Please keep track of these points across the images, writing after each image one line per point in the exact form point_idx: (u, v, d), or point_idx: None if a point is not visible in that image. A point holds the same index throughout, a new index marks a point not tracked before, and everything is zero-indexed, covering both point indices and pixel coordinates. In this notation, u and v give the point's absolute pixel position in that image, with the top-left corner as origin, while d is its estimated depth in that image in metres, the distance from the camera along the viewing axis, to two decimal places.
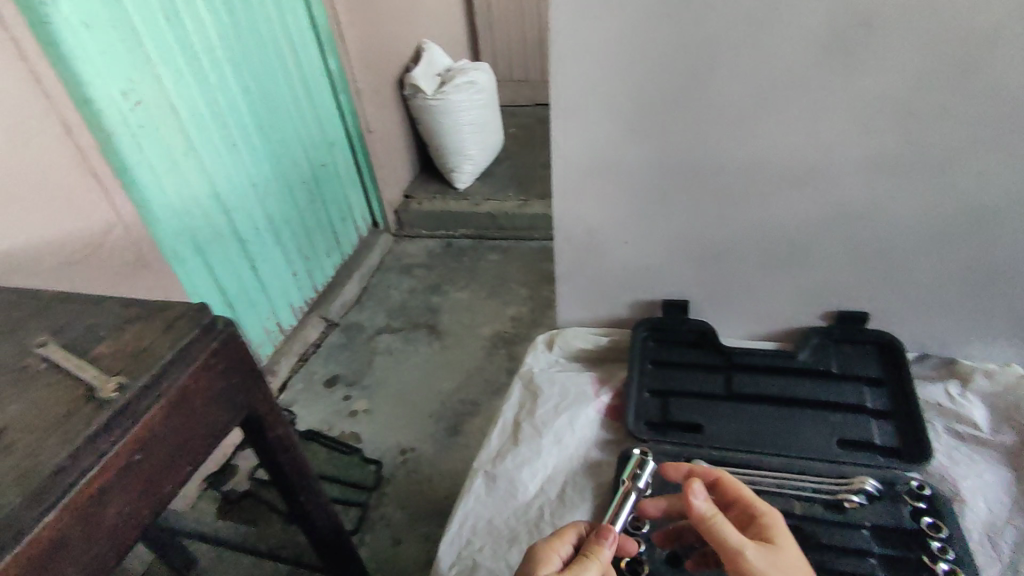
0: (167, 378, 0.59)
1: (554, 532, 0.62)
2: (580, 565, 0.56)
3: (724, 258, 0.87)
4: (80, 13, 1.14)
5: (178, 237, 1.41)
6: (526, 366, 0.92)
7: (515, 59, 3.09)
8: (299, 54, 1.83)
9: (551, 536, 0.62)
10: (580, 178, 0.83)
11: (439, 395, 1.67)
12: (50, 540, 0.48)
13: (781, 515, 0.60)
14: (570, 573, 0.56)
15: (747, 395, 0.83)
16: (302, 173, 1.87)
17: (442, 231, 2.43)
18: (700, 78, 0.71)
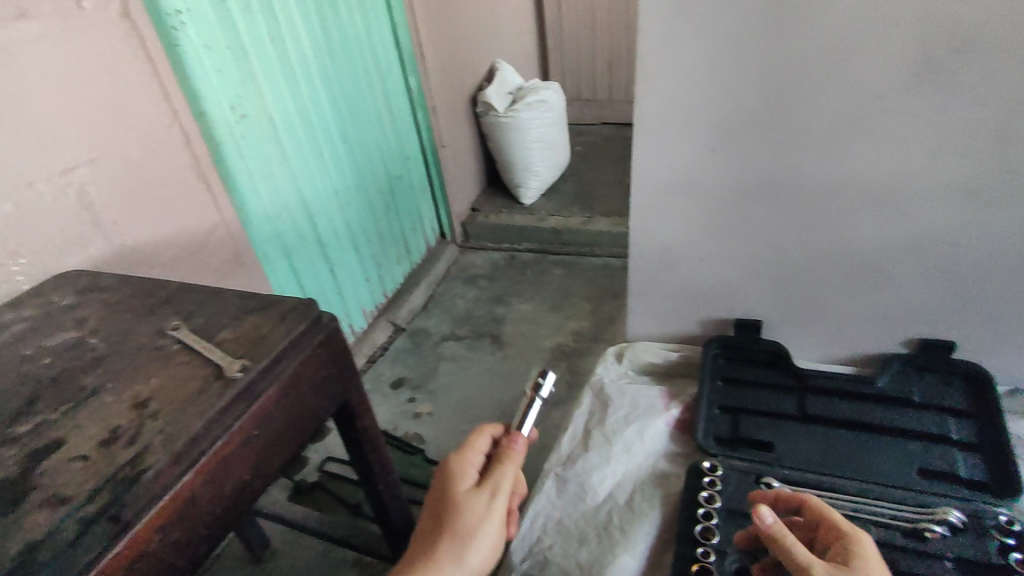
0: (282, 363, 0.66)
1: (465, 445, 0.71)
2: (495, 476, 0.68)
3: (801, 280, 0.87)
4: (202, 35, 1.27)
5: (269, 239, 1.53)
6: (596, 376, 0.96)
7: (584, 79, 3.14)
8: (384, 73, 1.95)
9: (464, 448, 0.72)
10: (658, 196, 0.87)
11: (501, 403, 1.72)
12: (184, 499, 0.55)
13: (869, 541, 0.56)
14: (487, 484, 0.68)
15: (821, 416, 0.82)
16: (380, 184, 1.98)
17: (506, 244, 2.49)
18: (785, 101, 0.73)
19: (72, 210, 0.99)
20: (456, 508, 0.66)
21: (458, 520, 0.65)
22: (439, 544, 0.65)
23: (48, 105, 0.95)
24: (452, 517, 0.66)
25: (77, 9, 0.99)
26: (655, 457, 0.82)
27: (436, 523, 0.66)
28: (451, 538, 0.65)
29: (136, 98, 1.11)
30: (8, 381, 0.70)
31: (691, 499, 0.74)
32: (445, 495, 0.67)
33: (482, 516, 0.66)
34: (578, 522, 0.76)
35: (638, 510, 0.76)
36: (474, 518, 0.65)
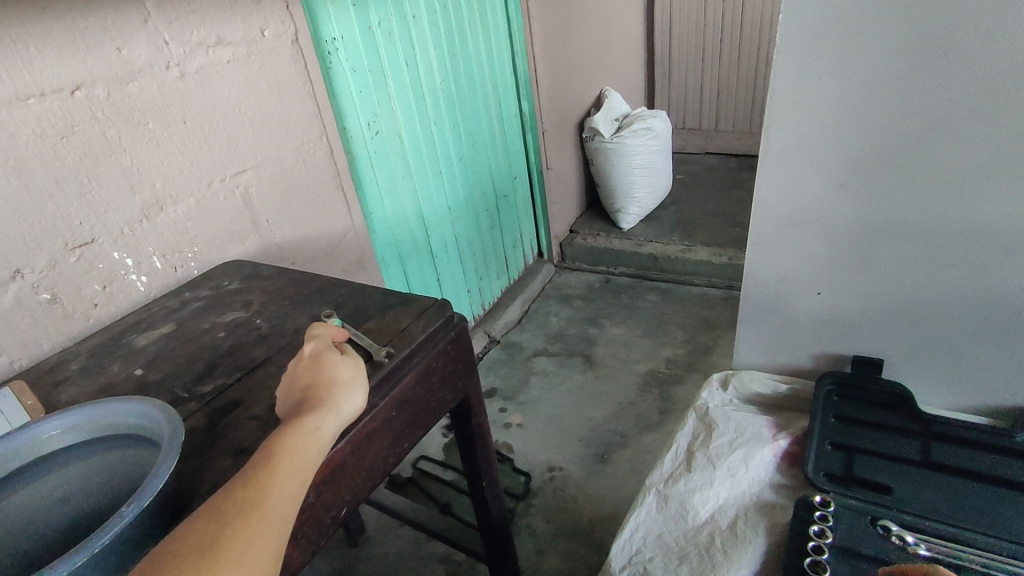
0: (419, 354, 0.74)
1: (310, 342, 0.64)
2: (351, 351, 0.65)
3: (932, 321, 0.84)
4: (351, 60, 1.42)
5: (388, 245, 1.65)
6: (700, 400, 0.96)
7: (691, 107, 3.12)
8: (500, 98, 2.06)
9: (308, 348, 0.64)
10: (780, 227, 0.87)
11: (590, 422, 1.74)
12: (335, 463, 0.63)
13: None
14: (348, 354, 0.63)
15: (946, 464, 0.78)
16: (487, 202, 2.08)
17: (602, 267, 2.52)
18: (925, 140, 0.73)
19: (238, 208, 1.14)
20: (333, 363, 0.61)
21: (340, 367, 0.61)
22: (331, 387, 0.59)
23: (230, 117, 1.10)
24: (331, 370, 0.60)
25: (260, 37, 1.15)
26: (761, 486, 0.81)
27: (313, 383, 0.59)
28: (342, 381, 0.59)
29: (297, 114, 1.26)
30: (190, 348, 0.81)
31: (801, 531, 0.73)
32: (314, 362, 0.62)
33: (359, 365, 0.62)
34: (678, 539, 0.77)
35: (741, 535, 0.76)
36: (352, 369, 0.61)
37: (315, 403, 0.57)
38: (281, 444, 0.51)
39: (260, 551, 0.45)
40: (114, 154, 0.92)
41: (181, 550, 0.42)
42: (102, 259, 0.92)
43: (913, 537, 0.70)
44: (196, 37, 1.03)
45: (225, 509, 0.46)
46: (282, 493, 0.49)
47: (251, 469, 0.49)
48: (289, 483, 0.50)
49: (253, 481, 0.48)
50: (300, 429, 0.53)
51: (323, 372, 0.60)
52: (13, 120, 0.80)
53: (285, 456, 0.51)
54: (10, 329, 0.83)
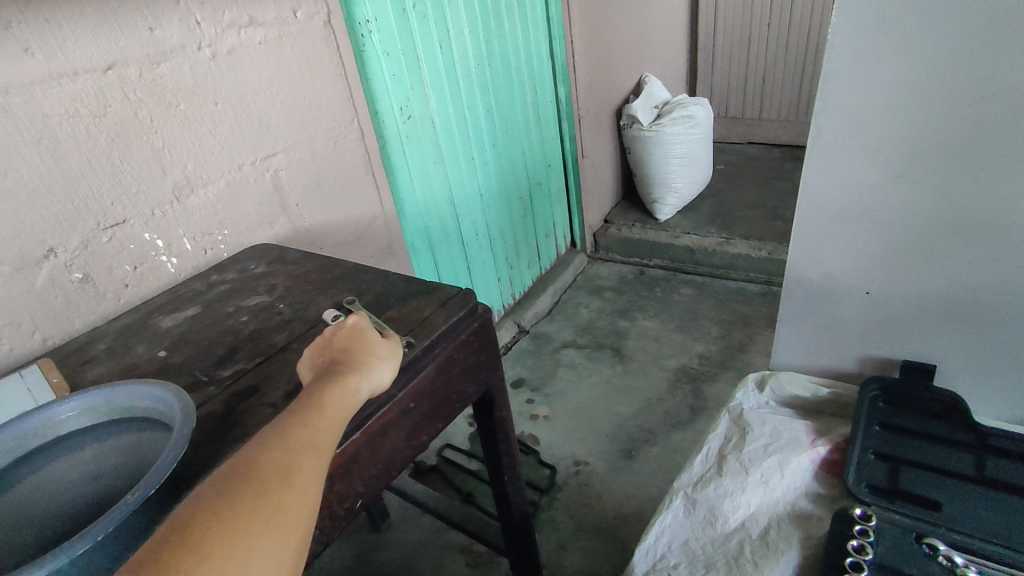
0: (441, 345, 0.72)
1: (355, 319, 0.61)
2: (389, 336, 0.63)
3: (995, 326, 0.77)
4: (384, 43, 1.40)
5: (418, 232, 1.64)
6: (734, 401, 0.91)
7: (734, 95, 3.01)
8: (536, 83, 2.01)
9: (351, 322, 0.61)
10: (826, 221, 0.82)
11: (617, 417, 1.70)
12: (349, 455, 0.61)
13: None
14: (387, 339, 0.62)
15: (1005, 482, 0.72)
16: (520, 189, 2.05)
17: (636, 258, 2.46)
18: (999, 128, 0.66)
19: (267, 192, 1.14)
20: (372, 341, 0.59)
21: (380, 344, 0.60)
22: (366, 358, 0.57)
23: (260, 100, 1.09)
24: (370, 346, 0.59)
25: (292, 18, 1.14)
26: (796, 495, 0.76)
27: (352, 350, 0.58)
28: (381, 355, 0.59)
29: (328, 97, 1.25)
30: (214, 330, 0.81)
31: (838, 546, 0.68)
32: (356, 332, 0.60)
33: (398, 348, 0.61)
34: (705, 547, 0.74)
35: (773, 546, 0.71)
36: (387, 350, 0.60)
37: (352, 368, 0.55)
38: (327, 396, 0.51)
39: (316, 486, 0.46)
40: (145, 134, 0.92)
41: (257, 473, 0.43)
42: (133, 239, 0.93)
43: (961, 558, 0.64)
44: (228, 19, 1.02)
45: (291, 441, 0.46)
46: (330, 440, 0.49)
47: (302, 411, 0.49)
48: (335, 432, 0.50)
49: (309, 422, 0.48)
50: (340, 387, 0.53)
51: (364, 342, 0.59)
52: (47, 100, 0.81)
53: (332, 407, 0.51)
54: (44, 308, 0.85)
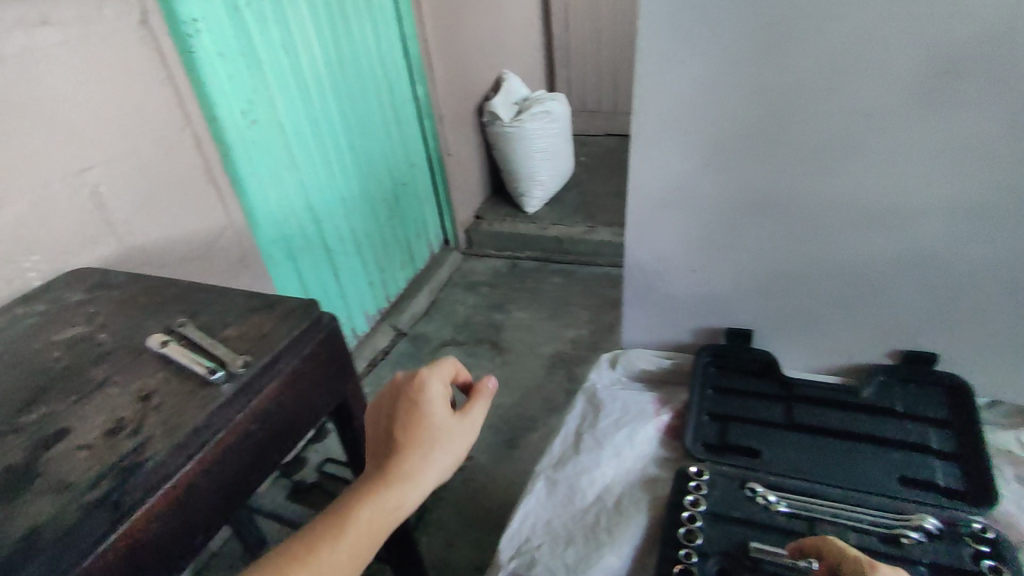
0: (284, 359, 0.69)
1: (425, 392, 0.61)
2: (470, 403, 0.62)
3: (793, 291, 0.87)
4: (218, 44, 1.30)
5: (275, 241, 1.55)
6: (589, 381, 0.97)
7: (589, 91, 3.17)
8: (392, 82, 1.99)
9: (421, 394, 0.61)
10: (652, 208, 0.88)
11: (498, 408, 1.75)
12: (184, 488, 0.57)
13: None
14: (461, 416, 0.61)
15: (807, 425, 0.82)
16: (385, 190, 2.01)
17: (508, 251, 2.52)
18: (778, 119, 0.75)
19: (87, 210, 1.02)
20: (434, 429, 0.59)
21: (444, 434, 0.59)
22: (418, 459, 0.58)
23: (66, 108, 0.97)
24: (430, 434, 0.59)
25: (98, 16, 1.02)
26: (644, 461, 0.84)
27: (408, 440, 0.58)
28: (439, 444, 0.59)
29: (151, 102, 1.13)
30: (17, 371, 0.72)
31: (678, 502, 0.76)
32: (422, 404, 0.60)
33: (470, 426, 0.61)
34: (567, 523, 0.78)
35: (625, 511, 0.78)
36: (451, 439, 0.60)
37: (397, 476, 0.57)
38: (358, 511, 0.55)
39: None
40: None
41: None
42: None
43: (774, 496, 0.74)
44: (14, 14, 0.89)
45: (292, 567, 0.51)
46: (344, 559, 0.53)
47: (328, 528, 0.54)
48: (354, 546, 0.54)
49: (325, 543, 0.53)
50: (376, 501, 0.55)
51: (423, 425, 0.59)
52: None
53: (360, 523, 0.55)
54: None
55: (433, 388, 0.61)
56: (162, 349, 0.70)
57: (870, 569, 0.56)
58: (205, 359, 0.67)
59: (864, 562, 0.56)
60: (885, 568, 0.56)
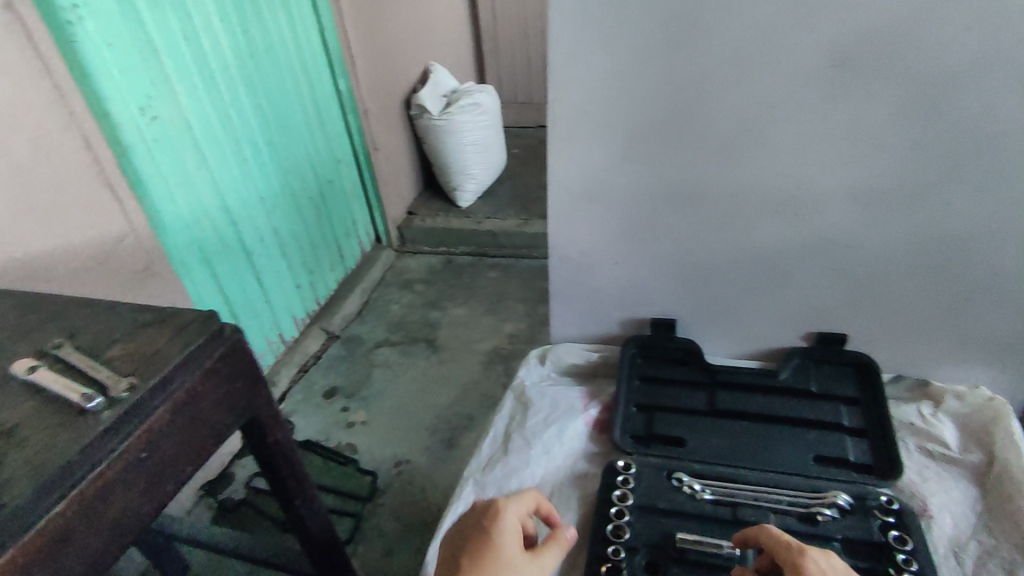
0: (177, 379, 0.63)
1: (501, 522, 0.63)
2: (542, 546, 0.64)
3: (712, 280, 0.88)
4: (105, 33, 1.19)
5: (187, 246, 1.44)
6: (518, 379, 0.95)
7: (519, 82, 3.15)
8: (311, 74, 1.89)
9: (497, 522, 0.63)
10: (572, 202, 0.87)
11: (435, 409, 1.73)
12: (55, 533, 0.51)
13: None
14: (531, 557, 0.62)
15: (729, 410, 0.83)
16: (308, 188, 1.92)
17: (442, 247, 2.47)
18: (689, 111, 0.75)
19: None
20: (503, 565, 0.60)
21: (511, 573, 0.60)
22: None
23: None
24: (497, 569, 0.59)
25: None
26: (573, 458, 0.83)
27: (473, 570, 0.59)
28: None
29: (25, 99, 1.02)
30: None
31: (606, 498, 0.75)
32: (496, 533, 0.62)
33: (543, 571, 0.63)
34: None
35: (554, 511, 0.77)
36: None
37: None
38: None
39: None
40: None
41: None
42: None
43: (699, 485, 0.75)
44: None
45: None
46: None
47: None
48: None
49: None
50: None
51: (491, 561, 0.60)
52: None
53: None
54: None
55: (510, 520, 0.63)
56: (27, 378, 0.63)
57: (801, 554, 0.59)
58: (75, 388, 0.61)
59: (795, 548, 0.60)
60: (815, 553, 0.60)
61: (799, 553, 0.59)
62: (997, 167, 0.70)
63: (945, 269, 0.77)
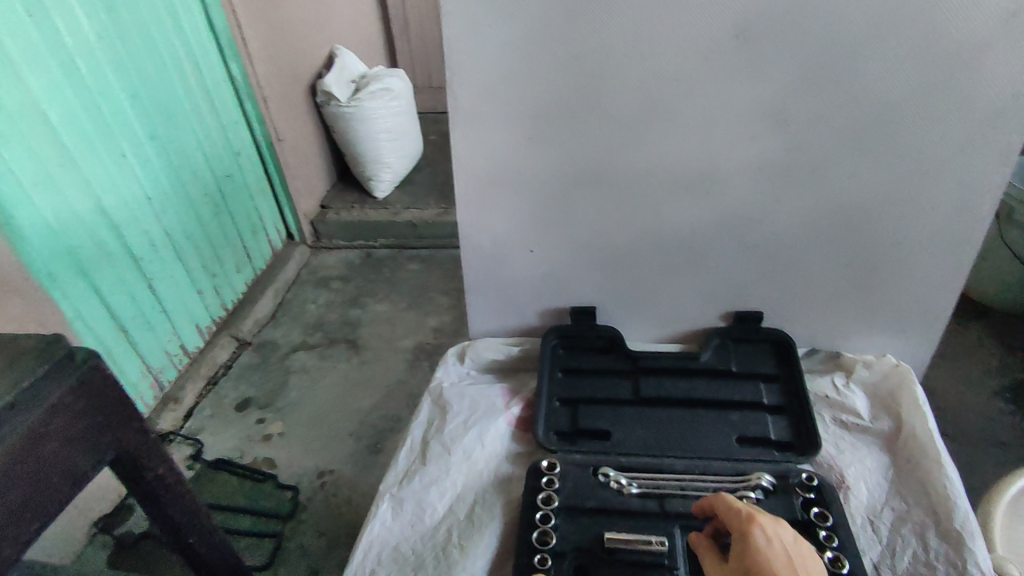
0: (8, 424, 0.53)
1: None
2: None
3: (629, 263, 0.85)
4: None
5: (57, 258, 1.26)
6: (435, 381, 0.89)
7: (433, 66, 3.03)
8: (198, 58, 1.69)
9: None
10: (481, 188, 0.81)
11: (359, 413, 1.65)
12: None
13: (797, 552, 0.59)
14: None
15: (653, 397, 0.81)
16: (204, 184, 1.74)
17: (360, 241, 2.35)
18: (592, 87, 0.72)
19: None
20: None
21: None
22: None
23: None
24: None
25: None
26: (496, 461, 0.79)
27: None
28: None
29: None
30: None
31: (530, 501, 0.71)
32: None
33: None
34: (416, 546, 0.71)
35: (478, 521, 0.72)
36: None
37: None
38: None
39: None
40: None
41: None
42: None
43: (625, 479, 0.72)
44: None
45: None
46: None
47: None
48: None
49: None
50: None
51: None
52: None
53: None
54: None
55: None
56: None
57: (749, 521, 0.60)
58: None
59: (744, 515, 0.61)
60: (764, 520, 0.60)
61: (747, 521, 0.60)
62: (894, 139, 0.70)
63: (851, 241, 0.78)
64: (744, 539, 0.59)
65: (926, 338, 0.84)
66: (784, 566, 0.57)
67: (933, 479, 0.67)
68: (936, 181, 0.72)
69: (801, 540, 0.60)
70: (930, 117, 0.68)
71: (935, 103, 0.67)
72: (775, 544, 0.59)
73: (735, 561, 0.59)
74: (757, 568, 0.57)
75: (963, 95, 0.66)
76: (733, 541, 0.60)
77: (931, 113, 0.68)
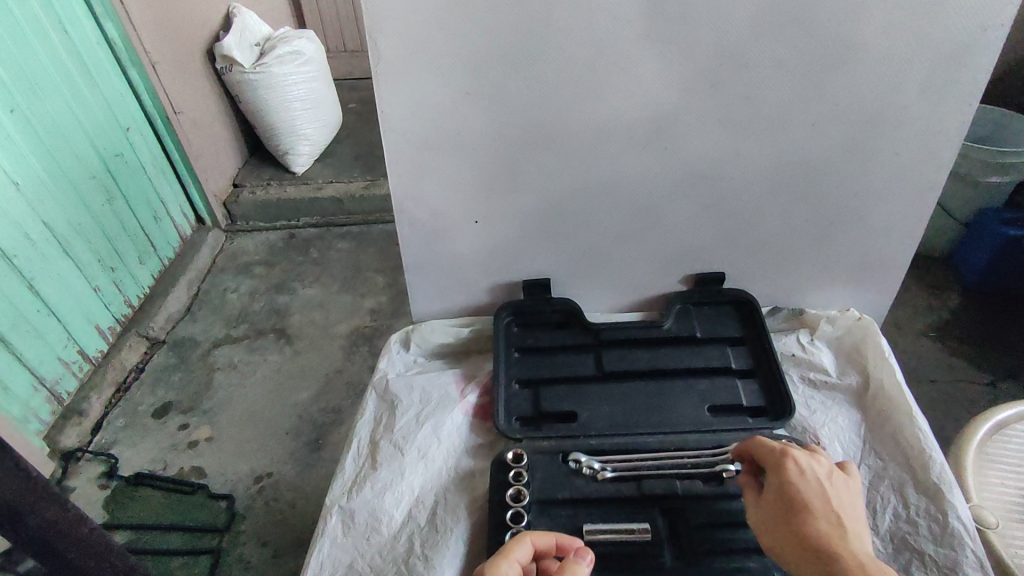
0: None
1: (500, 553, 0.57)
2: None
3: (585, 230, 0.79)
4: None
5: None
6: (380, 373, 0.80)
7: (346, 27, 2.81)
8: (64, 18, 1.43)
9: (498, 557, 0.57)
10: (416, 153, 0.71)
11: (296, 407, 1.52)
12: None
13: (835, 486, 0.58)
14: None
15: (619, 372, 0.76)
16: (89, 166, 1.50)
17: (281, 221, 2.17)
18: (537, 34, 0.63)
19: None
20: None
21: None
22: None
23: None
24: None
25: None
26: (457, 456, 0.71)
27: None
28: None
29: None
30: None
31: (500, 500, 0.66)
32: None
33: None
34: (373, 561, 0.63)
35: (442, 526, 0.65)
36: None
37: None
38: None
39: None
40: None
41: None
42: None
43: (599, 464, 0.68)
44: None
45: None
46: None
47: None
48: None
49: None
50: None
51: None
52: None
53: None
54: None
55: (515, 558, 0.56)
56: None
57: (784, 456, 0.59)
58: None
59: (777, 450, 0.60)
60: (799, 454, 0.59)
61: (780, 455, 0.59)
62: (856, 83, 0.66)
63: (811, 194, 0.74)
64: (777, 473, 0.58)
65: (882, 288, 0.83)
66: (817, 498, 0.56)
67: (905, 433, 0.67)
68: (895, 127, 0.69)
69: (839, 476, 0.59)
70: (892, 59, 0.64)
71: (897, 44, 0.63)
72: (809, 477, 0.58)
73: (768, 493, 0.59)
74: (794, 502, 0.56)
75: (925, 34, 0.63)
76: (768, 477, 0.59)
77: (894, 54, 0.64)
